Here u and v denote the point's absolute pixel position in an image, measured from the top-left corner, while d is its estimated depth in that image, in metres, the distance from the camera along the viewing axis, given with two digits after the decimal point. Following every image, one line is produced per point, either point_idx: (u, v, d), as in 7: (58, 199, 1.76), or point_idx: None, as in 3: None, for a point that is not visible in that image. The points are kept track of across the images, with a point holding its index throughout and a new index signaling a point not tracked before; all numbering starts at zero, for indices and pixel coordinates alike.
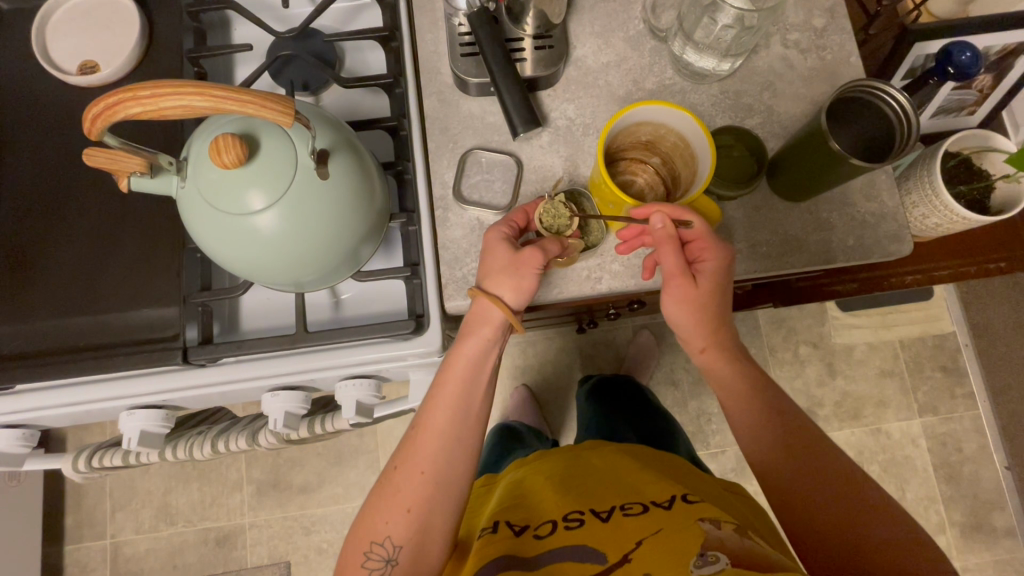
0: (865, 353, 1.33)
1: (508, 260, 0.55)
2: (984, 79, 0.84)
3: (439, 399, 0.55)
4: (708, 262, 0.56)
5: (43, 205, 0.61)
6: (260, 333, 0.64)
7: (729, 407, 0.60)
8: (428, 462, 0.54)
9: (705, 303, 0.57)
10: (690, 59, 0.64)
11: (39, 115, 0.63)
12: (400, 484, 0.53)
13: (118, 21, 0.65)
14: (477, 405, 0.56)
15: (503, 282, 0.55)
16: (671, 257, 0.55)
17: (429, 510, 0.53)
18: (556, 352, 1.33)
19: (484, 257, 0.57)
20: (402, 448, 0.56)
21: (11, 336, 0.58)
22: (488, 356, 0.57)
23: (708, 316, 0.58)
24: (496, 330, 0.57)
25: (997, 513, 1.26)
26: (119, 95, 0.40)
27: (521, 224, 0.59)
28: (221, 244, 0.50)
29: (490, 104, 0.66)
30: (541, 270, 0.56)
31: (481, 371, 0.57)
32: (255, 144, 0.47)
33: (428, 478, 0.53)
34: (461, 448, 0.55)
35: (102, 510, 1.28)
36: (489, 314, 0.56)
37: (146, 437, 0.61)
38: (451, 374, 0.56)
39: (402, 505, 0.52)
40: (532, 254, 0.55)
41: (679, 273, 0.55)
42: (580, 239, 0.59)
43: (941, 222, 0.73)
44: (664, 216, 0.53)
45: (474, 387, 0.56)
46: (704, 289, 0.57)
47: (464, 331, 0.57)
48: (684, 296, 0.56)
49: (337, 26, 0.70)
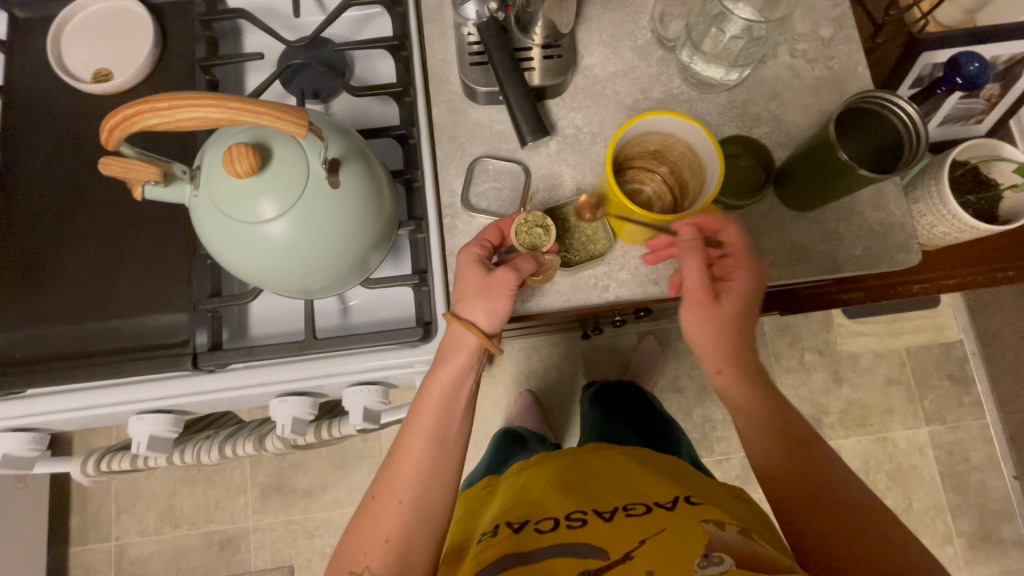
0: (871, 361, 1.32)
1: (481, 282, 0.55)
2: (990, 88, 0.84)
3: (415, 428, 0.55)
4: (735, 284, 0.57)
5: (59, 211, 0.61)
6: (267, 339, 0.64)
7: (739, 422, 0.59)
8: (405, 492, 0.53)
9: (727, 320, 0.57)
10: (698, 69, 0.65)
11: (53, 122, 0.64)
12: (379, 514, 0.53)
13: (134, 30, 0.66)
14: (456, 428, 0.56)
15: (476, 306, 0.55)
16: (696, 270, 0.56)
17: (409, 540, 0.52)
18: (561, 358, 1.33)
19: (460, 279, 0.57)
20: (382, 477, 0.55)
21: (26, 340, 0.58)
22: (465, 381, 0.56)
23: (733, 331, 0.57)
24: (470, 356, 0.56)
25: (1006, 523, 1.25)
26: (136, 107, 0.41)
27: (494, 242, 0.59)
28: (231, 252, 0.50)
29: (498, 112, 0.66)
30: (514, 292, 0.55)
31: (458, 398, 0.56)
32: (267, 153, 0.48)
33: (405, 507, 0.52)
34: (440, 477, 0.54)
35: (107, 512, 1.28)
36: (463, 339, 0.55)
37: (155, 441, 0.61)
38: (427, 402, 0.55)
39: (381, 534, 0.52)
40: (504, 274, 0.54)
41: (702, 289, 0.56)
42: (556, 255, 0.59)
43: (950, 230, 0.72)
44: (694, 229, 0.56)
45: (450, 413, 0.56)
46: (734, 304, 0.57)
47: (440, 357, 0.56)
48: (705, 315, 0.57)
49: (347, 35, 0.71)
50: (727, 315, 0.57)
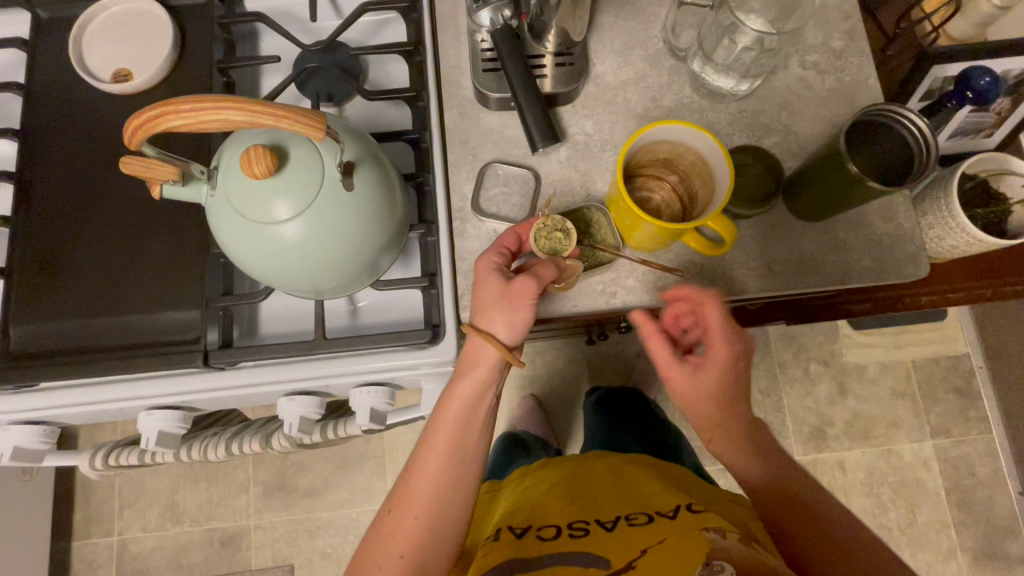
0: (877, 373, 1.32)
1: (500, 292, 0.55)
2: (1001, 103, 0.84)
3: (432, 444, 0.55)
4: (710, 352, 0.56)
5: (76, 207, 0.62)
6: (277, 338, 0.65)
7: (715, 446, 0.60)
8: (421, 507, 0.53)
9: (709, 387, 0.57)
10: (709, 79, 0.65)
11: (71, 120, 0.65)
12: (393, 530, 0.53)
13: (153, 31, 0.67)
14: (473, 446, 0.56)
15: (495, 317, 0.55)
16: (659, 342, 0.56)
17: (422, 556, 0.53)
18: (565, 363, 1.33)
19: (478, 289, 0.56)
20: (396, 492, 0.55)
21: (40, 334, 0.59)
22: (483, 397, 0.56)
23: (711, 395, 0.57)
24: (491, 371, 0.55)
25: (1011, 539, 1.24)
26: (160, 108, 0.42)
27: (512, 248, 0.59)
28: (248, 253, 0.51)
29: (509, 118, 0.67)
30: (535, 302, 0.55)
31: (476, 412, 0.56)
32: (284, 155, 0.49)
33: (422, 524, 0.53)
34: (455, 491, 0.54)
35: (110, 507, 1.29)
36: (483, 353, 0.55)
37: (164, 437, 0.62)
38: (445, 417, 0.55)
39: (395, 551, 0.52)
40: (526, 284, 0.54)
41: (670, 360, 0.57)
42: (578, 261, 0.59)
43: (958, 244, 0.73)
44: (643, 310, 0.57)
45: (466, 431, 0.55)
46: (706, 378, 0.57)
47: (458, 370, 0.56)
48: (680, 382, 0.57)
49: (361, 39, 0.72)
50: (693, 392, 0.57)
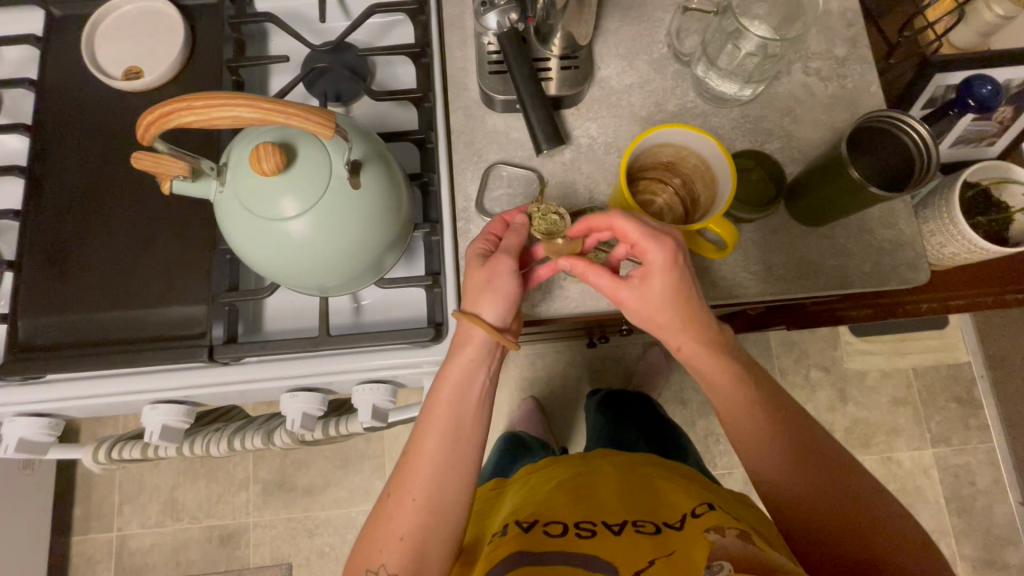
0: (877, 380, 1.32)
1: (483, 275, 0.56)
2: (1004, 111, 0.84)
3: (430, 427, 0.55)
4: (650, 262, 0.52)
5: (85, 202, 0.63)
6: (282, 334, 0.65)
7: (732, 428, 0.57)
8: (420, 490, 0.53)
9: (662, 301, 0.54)
10: (712, 84, 0.66)
11: (82, 117, 0.65)
12: (394, 513, 0.53)
13: (164, 30, 0.68)
14: (472, 441, 0.56)
15: (482, 300, 0.56)
16: (602, 274, 0.54)
17: (424, 542, 0.52)
18: (565, 365, 1.34)
19: (466, 278, 0.58)
20: (396, 476, 0.56)
21: (47, 327, 0.60)
22: (477, 378, 0.57)
23: (670, 304, 0.54)
24: (478, 351, 0.56)
25: (1011, 549, 1.24)
26: (174, 104, 0.43)
27: (499, 234, 0.60)
28: (255, 247, 0.52)
29: (514, 120, 0.68)
30: (517, 274, 0.56)
31: (471, 399, 0.56)
32: (293, 153, 0.50)
33: (420, 505, 0.53)
34: (455, 485, 0.54)
35: (110, 503, 1.30)
36: (471, 334, 0.56)
37: (167, 431, 0.63)
38: (439, 401, 0.56)
39: (396, 533, 0.53)
40: (502, 261, 0.56)
41: (620, 285, 0.54)
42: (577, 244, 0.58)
43: (960, 251, 0.73)
44: (570, 259, 0.55)
45: (467, 425, 0.56)
46: (654, 286, 0.53)
47: (450, 352, 0.57)
48: (638, 303, 0.55)
49: (369, 41, 0.73)
50: (648, 304, 0.54)
